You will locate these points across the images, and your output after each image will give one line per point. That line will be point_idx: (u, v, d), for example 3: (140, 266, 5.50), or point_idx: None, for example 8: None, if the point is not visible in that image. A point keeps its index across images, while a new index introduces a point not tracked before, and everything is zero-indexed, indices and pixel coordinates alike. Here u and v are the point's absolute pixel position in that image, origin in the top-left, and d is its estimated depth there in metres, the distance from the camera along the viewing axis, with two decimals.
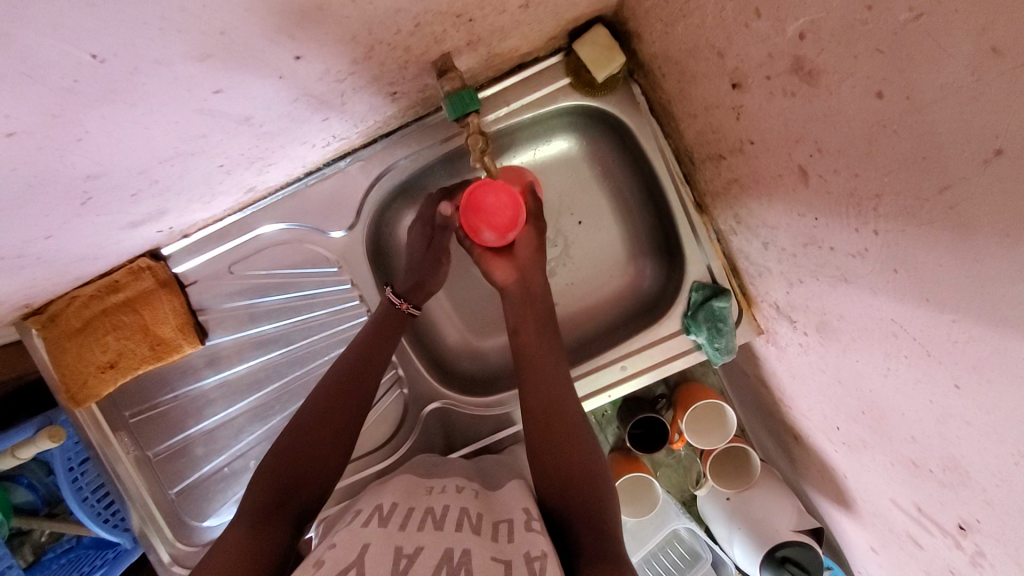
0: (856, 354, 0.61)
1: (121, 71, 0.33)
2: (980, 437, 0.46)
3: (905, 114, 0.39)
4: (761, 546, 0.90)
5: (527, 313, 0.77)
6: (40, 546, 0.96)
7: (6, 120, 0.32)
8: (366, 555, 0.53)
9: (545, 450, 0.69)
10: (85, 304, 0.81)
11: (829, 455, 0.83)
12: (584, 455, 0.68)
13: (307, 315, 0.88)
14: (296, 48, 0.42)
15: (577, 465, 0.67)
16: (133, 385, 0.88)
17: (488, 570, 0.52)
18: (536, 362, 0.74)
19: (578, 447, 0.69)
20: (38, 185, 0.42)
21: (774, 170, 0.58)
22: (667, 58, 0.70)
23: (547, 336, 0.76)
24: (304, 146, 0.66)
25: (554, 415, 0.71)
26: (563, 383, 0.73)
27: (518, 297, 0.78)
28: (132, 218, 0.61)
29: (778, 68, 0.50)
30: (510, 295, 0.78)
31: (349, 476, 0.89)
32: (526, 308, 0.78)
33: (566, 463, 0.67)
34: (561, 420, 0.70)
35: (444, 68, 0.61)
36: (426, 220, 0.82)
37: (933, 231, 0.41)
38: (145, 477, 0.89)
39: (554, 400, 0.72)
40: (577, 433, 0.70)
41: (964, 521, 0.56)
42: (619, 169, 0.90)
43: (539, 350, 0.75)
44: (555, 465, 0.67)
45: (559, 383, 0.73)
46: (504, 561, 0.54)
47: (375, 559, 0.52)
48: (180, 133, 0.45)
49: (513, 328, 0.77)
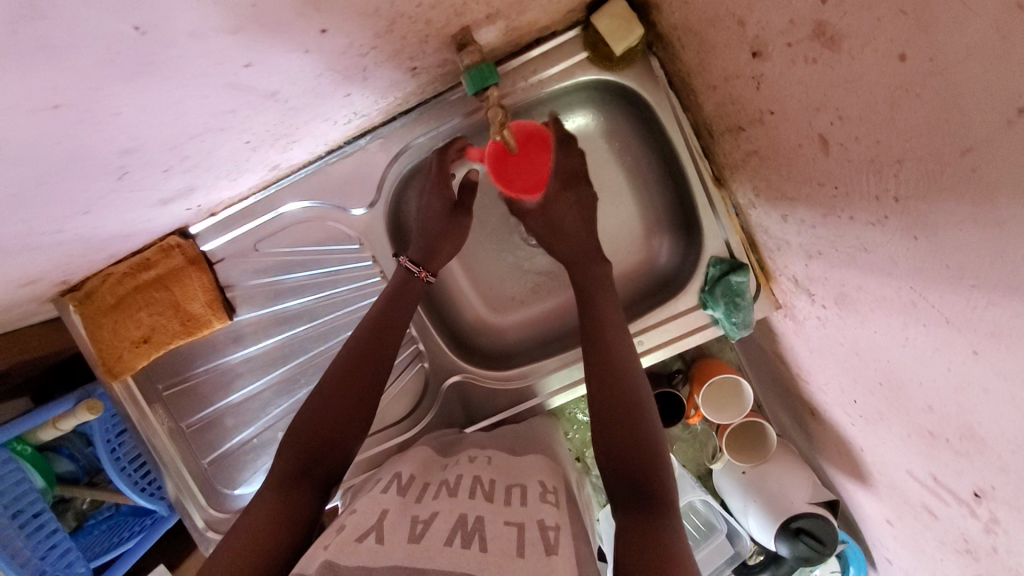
0: (874, 325, 0.61)
1: (157, 44, 0.34)
2: (997, 403, 0.47)
3: (928, 77, 0.37)
4: (776, 518, 0.92)
5: (582, 274, 0.82)
6: (82, 513, 1.03)
7: (52, 94, 0.33)
8: (384, 520, 0.58)
9: (600, 400, 0.71)
10: (118, 280, 0.85)
11: (846, 429, 0.86)
12: (629, 405, 0.70)
13: (331, 291, 0.90)
14: (321, 22, 0.42)
15: (624, 412, 0.69)
16: (165, 359, 0.92)
17: (501, 533, 0.57)
18: (598, 326, 0.77)
19: (628, 402, 0.70)
20: (78, 160, 0.44)
21: (794, 141, 0.57)
22: (686, 28, 0.68)
23: (603, 296, 0.80)
24: (327, 123, 0.68)
25: (601, 370, 0.73)
26: (623, 354, 0.74)
27: (580, 260, 0.82)
28: (163, 194, 0.63)
29: (800, 34, 0.48)
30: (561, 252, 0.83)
31: (374, 447, 0.93)
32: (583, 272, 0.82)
33: (610, 422, 0.70)
34: (620, 383, 0.72)
35: (464, 42, 0.62)
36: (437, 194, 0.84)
37: (953, 196, 0.40)
38: (180, 449, 0.93)
39: (611, 354, 0.74)
40: (632, 392, 0.71)
41: (979, 489, 0.57)
42: (637, 144, 0.90)
43: (599, 310, 0.79)
44: (606, 411, 0.70)
45: (618, 352, 0.75)
46: (517, 524, 0.59)
47: (393, 526, 0.57)
48: (212, 108, 0.46)
49: (578, 287, 0.82)
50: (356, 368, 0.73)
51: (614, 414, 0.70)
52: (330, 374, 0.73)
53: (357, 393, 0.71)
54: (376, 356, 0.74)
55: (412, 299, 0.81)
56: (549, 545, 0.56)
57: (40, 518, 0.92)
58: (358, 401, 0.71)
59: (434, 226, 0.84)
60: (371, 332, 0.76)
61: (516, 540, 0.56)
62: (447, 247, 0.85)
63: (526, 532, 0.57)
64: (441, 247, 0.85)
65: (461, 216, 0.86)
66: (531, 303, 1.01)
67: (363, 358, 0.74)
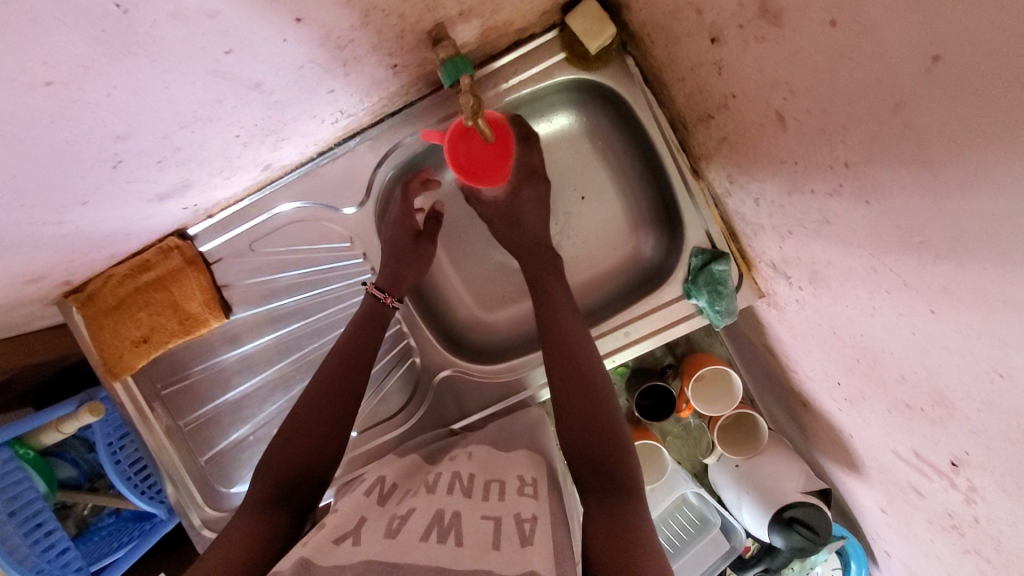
0: (845, 300, 0.63)
1: (140, 23, 0.37)
2: (958, 360, 0.48)
3: (857, 38, 0.40)
4: (769, 508, 0.91)
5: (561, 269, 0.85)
6: (83, 520, 1.04)
7: (45, 68, 0.36)
8: (363, 524, 0.60)
9: (566, 392, 0.73)
10: (120, 281, 0.87)
11: (834, 415, 0.86)
12: (591, 398, 0.72)
13: (323, 289, 0.94)
14: (296, 9, 0.46)
15: (598, 407, 0.72)
16: (164, 359, 0.94)
17: (476, 528, 0.58)
18: (563, 322, 0.79)
19: (595, 400, 0.72)
20: (74, 143, 0.47)
21: (756, 121, 0.60)
22: (653, 23, 0.71)
23: (565, 293, 0.83)
24: (314, 121, 0.71)
25: (567, 357, 0.76)
26: (586, 347, 0.77)
27: (552, 265, 0.85)
28: (159, 188, 0.67)
29: (748, 15, 0.51)
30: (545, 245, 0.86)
31: (368, 443, 0.95)
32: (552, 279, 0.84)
33: (579, 420, 0.71)
34: (590, 382, 0.73)
35: (439, 38, 0.65)
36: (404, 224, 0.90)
37: (894, 153, 0.42)
38: (178, 448, 0.95)
39: (576, 347, 0.76)
40: (602, 385, 0.74)
41: (956, 457, 0.57)
42: (617, 141, 0.93)
43: (569, 307, 0.81)
44: (574, 401, 0.72)
45: (582, 345, 0.77)
46: (494, 517, 0.60)
47: (371, 527, 0.59)
48: (199, 96, 0.50)
49: (540, 286, 0.84)
50: (326, 387, 0.77)
51: (587, 407, 0.72)
52: (310, 391, 0.77)
53: (326, 408, 0.76)
54: (347, 368, 0.79)
55: (381, 325, 0.85)
56: (524, 536, 0.57)
57: (38, 517, 0.93)
58: (327, 409, 0.76)
59: (398, 253, 0.88)
60: (346, 351, 0.81)
61: (492, 533, 0.57)
62: (412, 273, 0.89)
63: (502, 525, 0.59)
64: (406, 272, 0.88)
65: (423, 246, 0.90)
66: (520, 301, 1.03)
67: (339, 370, 0.79)
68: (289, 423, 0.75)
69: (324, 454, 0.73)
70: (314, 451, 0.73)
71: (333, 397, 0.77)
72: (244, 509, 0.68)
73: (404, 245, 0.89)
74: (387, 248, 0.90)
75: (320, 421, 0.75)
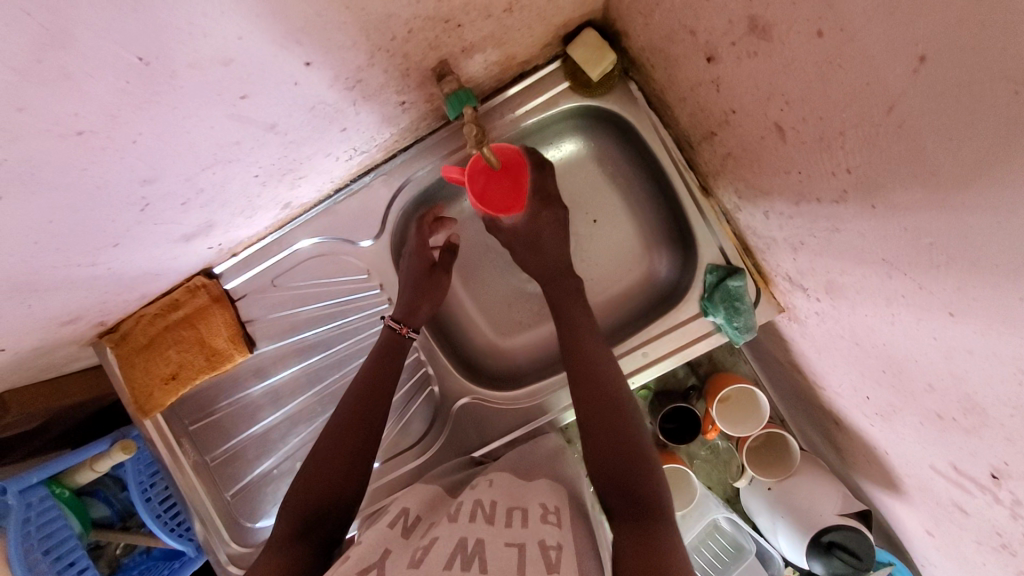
0: (864, 309, 0.61)
1: (160, 73, 0.40)
2: (983, 363, 0.46)
3: (844, 45, 0.41)
4: (806, 533, 0.87)
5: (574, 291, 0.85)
6: (116, 559, 1.03)
7: (75, 119, 0.39)
8: (386, 558, 0.58)
9: (590, 412, 0.73)
10: (150, 321, 0.91)
11: (867, 432, 0.83)
12: (615, 417, 0.72)
13: (342, 321, 0.97)
14: (305, 54, 0.49)
15: (624, 428, 0.71)
16: (191, 395, 0.97)
17: (501, 555, 0.56)
18: (581, 345, 0.79)
19: (619, 419, 0.72)
20: (103, 188, 0.50)
21: (757, 135, 0.60)
22: (652, 48, 0.73)
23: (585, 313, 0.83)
24: (328, 158, 0.75)
25: (587, 379, 0.75)
26: (607, 367, 0.77)
27: (567, 288, 0.86)
28: (184, 229, 0.70)
29: (738, 31, 0.52)
30: (557, 268, 0.86)
31: (391, 473, 0.94)
32: (567, 300, 0.84)
33: (608, 438, 0.70)
34: (612, 401, 0.73)
35: (443, 73, 0.68)
36: (421, 251, 0.92)
37: (892, 155, 0.42)
38: (205, 483, 0.96)
39: (592, 370, 0.76)
40: (626, 405, 0.73)
41: (996, 469, 0.54)
42: (625, 164, 0.95)
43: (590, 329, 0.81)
44: (599, 421, 0.72)
45: (603, 365, 0.77)
46: (518, 545, 0.58)
47: (395, 561, 0.57)
48: (218, 139, 0.53)
49: (556, 310, 0.84)
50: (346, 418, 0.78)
51: (609, 428, 0.71)
52: (331, 422, 0.78)
53: (348, 438, 0.76)
54: (367, 397, 0.80)
55: (399, 355, 0.86)
56: (551, 564, 0.55)
57: (72, 556, 0.93)
58: (348, 437, 0.77)
59: (413, 284, 0.90)
60: (366, 382, 0.82)
61: (517, 560, 0.55)
62: (427, 303, 0.90)
63: (527, 552, 0.56)
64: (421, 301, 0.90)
65: (438, 276, 0.92)
66: (536, 326, 1.03)
67: (358, 400, 0.80)
68: (311, 455, 0.76)
69: (343, 484, 0.73)
70: (334, 482, 0.73)
71: (354, 425, 0.77)
72: (269, 544, 0.67)
73: (419, 275, 0.90)
74: (404, 279, 0.92)
75: (340, 451, 0.75)
